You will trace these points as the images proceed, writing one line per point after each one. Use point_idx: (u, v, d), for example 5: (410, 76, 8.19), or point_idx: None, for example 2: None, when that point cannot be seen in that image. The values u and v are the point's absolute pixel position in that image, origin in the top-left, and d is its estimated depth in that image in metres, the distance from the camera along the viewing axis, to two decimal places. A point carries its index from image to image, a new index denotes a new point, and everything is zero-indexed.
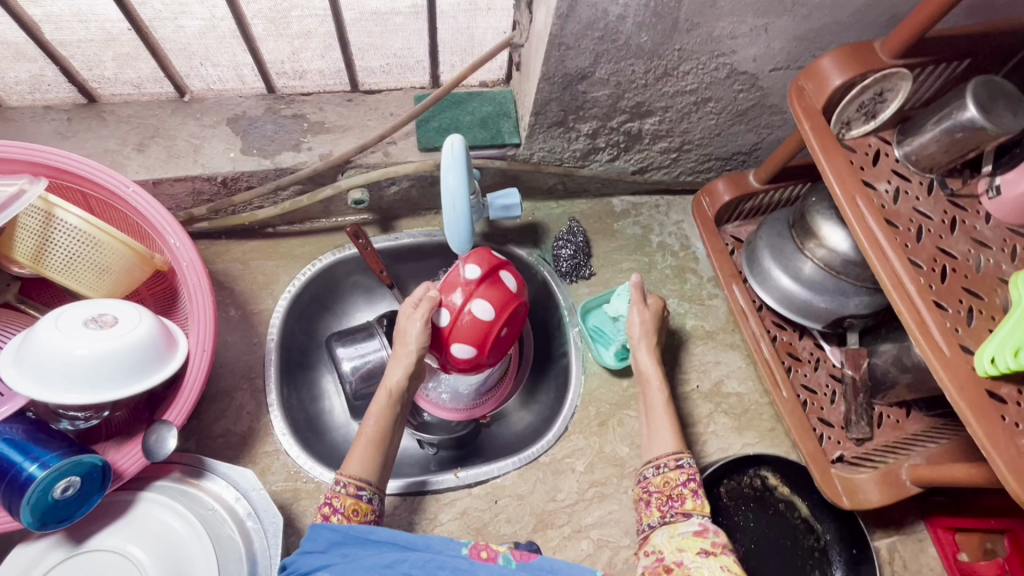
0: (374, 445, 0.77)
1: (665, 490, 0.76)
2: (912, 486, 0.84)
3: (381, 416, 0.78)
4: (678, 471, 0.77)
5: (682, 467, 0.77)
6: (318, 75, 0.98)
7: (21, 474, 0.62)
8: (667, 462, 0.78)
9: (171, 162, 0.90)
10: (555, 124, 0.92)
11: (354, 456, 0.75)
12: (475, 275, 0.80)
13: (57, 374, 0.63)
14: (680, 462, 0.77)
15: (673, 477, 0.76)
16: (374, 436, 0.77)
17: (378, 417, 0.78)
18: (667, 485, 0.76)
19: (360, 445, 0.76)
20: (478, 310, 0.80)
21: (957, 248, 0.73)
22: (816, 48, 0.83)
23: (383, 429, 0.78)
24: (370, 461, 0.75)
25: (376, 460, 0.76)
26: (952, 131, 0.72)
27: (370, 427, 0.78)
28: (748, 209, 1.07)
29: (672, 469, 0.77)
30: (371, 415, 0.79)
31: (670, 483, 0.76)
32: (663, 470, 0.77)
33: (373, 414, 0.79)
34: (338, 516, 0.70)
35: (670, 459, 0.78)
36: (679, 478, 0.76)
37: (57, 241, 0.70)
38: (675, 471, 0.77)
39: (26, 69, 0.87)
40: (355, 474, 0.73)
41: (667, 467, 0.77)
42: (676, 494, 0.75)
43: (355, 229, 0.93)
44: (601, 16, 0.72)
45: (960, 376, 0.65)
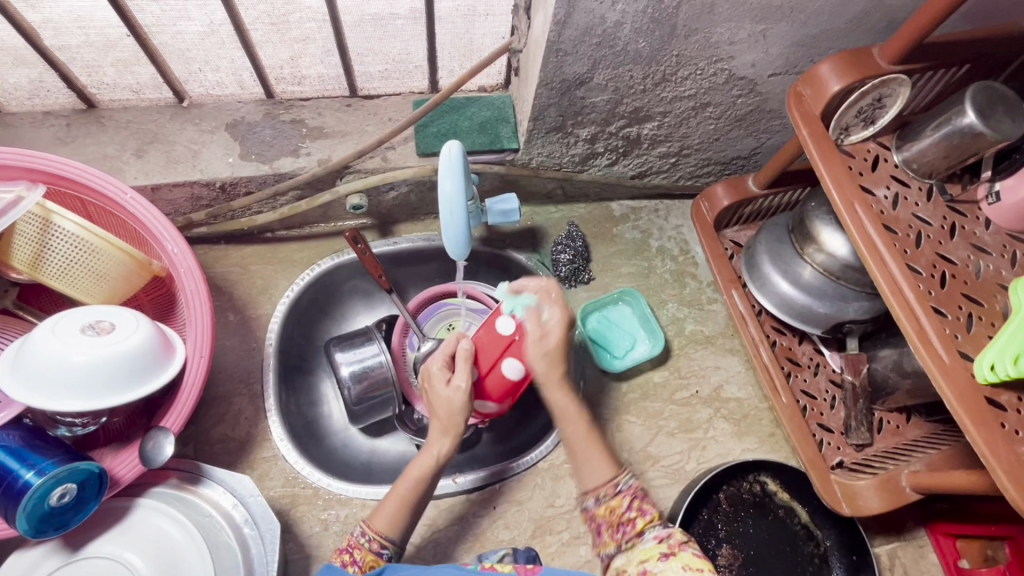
0: (407, 506, 0.75)
1: (612, 518, 0.71)
2: (912, 492, 0.83)
3: (421, 481, 0.75)
4: (620, 497, 0.71)
5: (621, 490, 0.72)
6: (317, 80, 0.98)
7: (17, 482, 0.62)
8: (606, 490, 0.72)
9: (170, 167, 0.90)
10: (553, 129, 0.92)
11: (383, 511, 0.74)
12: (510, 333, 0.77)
13: (53, 381, 0.63)
14: (617, 484, 0.73)
15: (616, 503, 0.71)
16: (411, 497, 0.75)
17: (417, 481, 0.75)
18: (613, 513, 0.71)
19: (392, 503, 0.74)
20: (507, 371, 0.78)
21: (956, 254, 0.73)
22: (815, 53, 0.83)
23: (421, 491, 0.75)
24: (400, 520, 0.74)
25: (404, 520, 0.74)
26: (951, 136, 0.72)
27: (408, 489, 0.75)
28: (748, 214, 1.07)
29: (612, 496, 0.72)
30: (410, 476, 0.75)
31: (615, 510, 0.71)
32: (605, 498, 0.72)
33: (411, 477, 0.76)
34: (355, 568, 0.70)
35: (608, 486, 0.73)
36: (622, 502, 0.71)
37: (55, 247, 0.70)
38: (616, 497, 0.71)
39: (25, 74, 0.87)
40: (382, 532, 0.73)
41: (608, 495, 0.72)
42: (624, 518, 0.70)
43: (354, 233, 0.94)
44: (598, 22, 0.72)
45: (960, 383, 0.64)
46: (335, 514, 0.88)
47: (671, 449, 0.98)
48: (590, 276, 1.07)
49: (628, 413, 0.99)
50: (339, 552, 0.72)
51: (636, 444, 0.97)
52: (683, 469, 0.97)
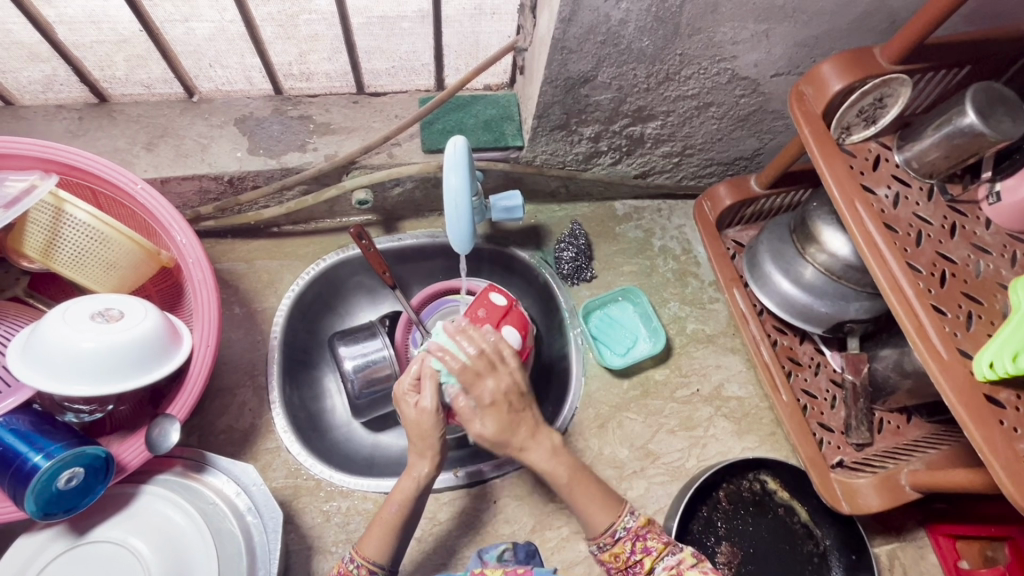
0: (394, 531, 0.74)
1: (619, 563, 0.73)
2: (912, 491, 0.84)
3: (404, 503, 0.75)
4: (621, 543, 0.72)
5: (622, 535, 0.73)
6: (324, 77, 1.00)
7: (26, 464, 0.63)
8: (605, 540, 0.73)
9: (178, 161, 0.91)
10: (557, 127, 0.93)
11: (371, 538, 0.74)
12: (466, 358, 0.72)
13: (62, 367, 0.64)
14: (615, 532, 0.73)
15: (619, 549, 0.72)
16: (395, 521, 0.74)
17: (401, 504, 0.75)
18: (618, 557, 0.73)
19: (376, 529, 0.74)
20: (466, 400, 0.72)
21: (956, 253, 0.74)
22: (816, 54, 0.84)
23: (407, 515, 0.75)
24: (389, 544, 0.74)
25: (392, 543, 0.74)
26: (951, 136, 0.73)
27: (393, 513, 0.74)
28: (749, 214, 1.08)
29: (614, 543, 0.73)
30: (393, 501, 0.75)
31: (620, 557, 0.72)
32: (606, 546, 0.73)
33: (395, 500, 0.75)
34: None
35: (607, 535, 0.73)
36: (625, 549, 0.72)
37: (67, 235, 0.71)
38: (617, 545, 0.72)
39: (39, 69, 0.89)
40: (371, 556, 0.73)
41: (609, 544, 0.73)
42: (630, 562, 0.72)
43: (360, 230, 0.93)
44: (603, 21, 0.73)
45: (958, 379, 0.64)
46: (336, 506, 0.89)
47: (671, 447, 0.98)
48: (593, 274, 1.08)
49: (628, 411, 1.00)
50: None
51: (636, 441, 0.98)
52: (683, 467, 0.97)
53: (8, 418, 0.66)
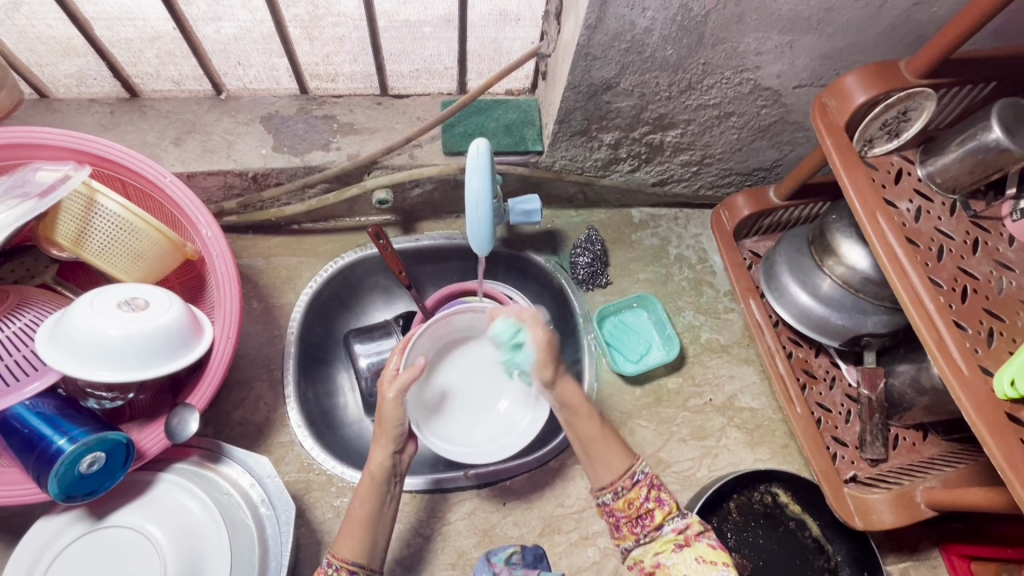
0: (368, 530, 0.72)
1: (631, 512, 0.73)
2: (927, 509, 0.83)
3: (367, 497, 0.74)
4: (637, 488, 0.73)
5: (638, 481, 0.74)
6: (349, 78, 1.01)
7: (51, 447, 0.64)
8: (623, 485, 0.73)
9: (205, 156, 0.93)
10: (578, 133, 0.94)
11: (346, 541, 0.71)
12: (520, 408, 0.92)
13: (88, 353, 0.65)
14: (633, 476, 0.74)
15: (633, 496, 0.73)
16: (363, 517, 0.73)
17: (365, 498, 0.74)
18: (631, 506, 0.73)
19: (348, 529, 0.72)
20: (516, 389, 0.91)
21: (978, 269, 0.73)
22: (841, 66, 0.84)
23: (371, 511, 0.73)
24: (361, 546, 0.71)
25: (368, 545, 0.72)
26: (975, 152, 0.72)
27: (357, 510, 0.73)
28: (768, 224, 1.08)
29: (630, 488, 0.73)
30: (357, 497, 0.74)
31: (634, 504, 0.73)
32: (622, 493, 0.73)
33: (357, 495, 0.74)
34: None
35: (625, 479, 0.74)
36: (639, 495, 0.73)
37: (96, 225, 0.73)
38: (633, 490, 0.73)
39: (75, 63, 0.92)
40: (349, 558, 0.70)
41: (625, 488, 0.73)
42: (642, 512, 0.72)
43: (377, 229, 0.96)
44: (628, 28, 0.74)
45: (978, 396, 0.64)
46: (346, 502, 0.89)
47: (682, 455, 0.98)
48: (608, 280, 1.08)
49: (640, 418, 0.99)
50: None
51: (647, 449, 0.97)
52: (694, 475, 0.97)
53: (33, 402, 0.67)
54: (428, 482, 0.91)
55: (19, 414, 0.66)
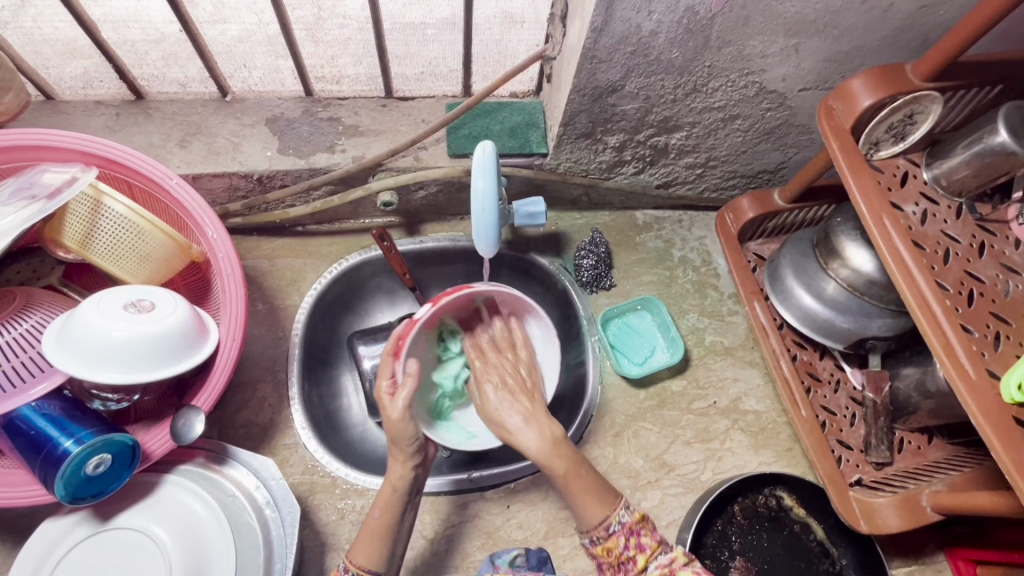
0: (385, 538, 0.72)
1: (611, 558, 0.68)
2: (934, 513, 0.82)
3: (388, 508, 0.73)
4: (615, 538, 0.68)
5: (615, 530, 0.68)
6: (354, 80, 1.01)
7: (57, 449, 0.64)
8: (599, 534, 0.68)
9: (210, 158, 0.93)
10: (583, 135, 0.94)
11: (363, 547, 0.71)
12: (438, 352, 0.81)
13: (94, 354, 0.65)
14: (609, 526, 0.68)
15: (612, 544, 0.68)
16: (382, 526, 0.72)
17: (385, 508, 0.73)
18: (611, 552, 0.68)
19: (365, 535, 0.72)
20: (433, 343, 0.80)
21: (984, 272, 0.73)
22: (846, 69, 0.84)
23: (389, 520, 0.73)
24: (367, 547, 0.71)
25: (387, 553, 0.72)
26: (982, 155, 0.72)
27: (376, 518, 0.73)
28: (772, 227, 1.07)
29: (607, 538, 0.68)
30: (376, 507, 0.74)
31: (613, 551, 0.68)
32: (600, 541, 0.69)
33: (378, 505, 0.74)
34: None
35: (600, 528, 0.68)
36: (618, 544, 0.67)
37: (103, 227, 0.73)
38: (611, 539, 0.68)
39: (80, 65, 0.92)
40: (365, 564, 0.69)
41: (603, 538, 0.68)
42: (624, 559, 0.67)
43: (382, 230, 0.95)
44: (634, 31, 0.74)
45: (985, 400, 0.64)
46: (351, 504, 0.89)
47: (687, 458, 0.98)
48: (612, 282, 1.08)
49: (645, 420, 0.99)
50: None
51: (652, 452, 0.97)
52: (698, 479, 0.97)
53: (40, 403, 0.68)
54: (445, 485, 0.91)
55: (25, 415, 0.66)
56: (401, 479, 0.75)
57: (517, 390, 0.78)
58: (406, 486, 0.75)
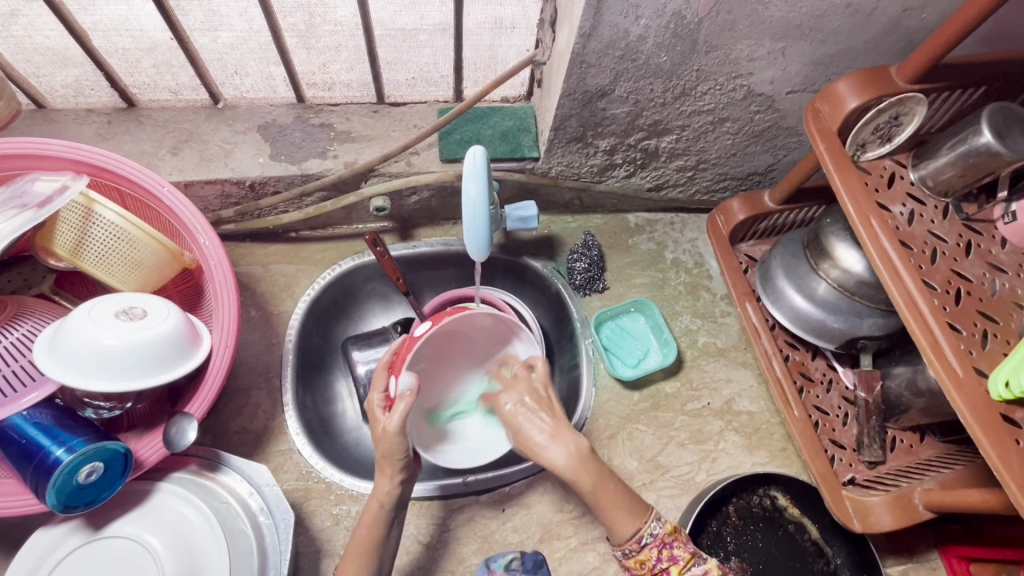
0: (371, 555, 0.72)
1: (645, 570, 0.68)
2: (925, 511, 0.83)
3: (375, 524, 0.73)
4: (647, 550, 0.67)
5: (648, 542, 0.67)
6: (346, 86, 1.01)
7: (49, 457, 0.64)
8: (631, 548, 0.67)
9: (203, 165, 0.93)
10: (573, 139, 0.94)
11: (350, 562, 0.72)
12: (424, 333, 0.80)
13: (85, 362, 0.65)
14: (642, 538, 0.67)
15: (644, 556, 0.67)
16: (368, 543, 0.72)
17: (372, 525, 0.73)
18: (644, 564, 0.68)
19: (352, 553, 0.72)
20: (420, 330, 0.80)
21: (972, 271, 0.74)
22: (833, 72, 0.85)
23: (376, 536, 0.72)
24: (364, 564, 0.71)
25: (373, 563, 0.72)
26: (966, 155, 0.73)
27: (363, 535, 0.72)
28: (763, 229, 1.08)
29: (639, 551, 0.67)
30: (365, 522, 0.73)
31: (646, 563, 0.68)
32: (632, 554, 0.68)
33: (365, 522, 0.73)
34: None
35: (633, 543, 0.67)
36: (651, 556, 0.67)
37: (95, 235, 0.73)
38: (643, 552, 0.67)
39: (71, 74, 0.92)
40: None
41: (635, 551, 0.67)
42: (657, 570, 0.67)
43: (374, 237, 0.94)
44: (622, 36, 0.74)
45: (973, 397, 0.64)
46: (346, 509, 0.89)
47: (680, 459, 0.98)
48: (605, 285, 1.08)
49: (639, 422, 1.00)
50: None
51: (646, 453, 0.98)
52: (692, 480, 0.97)
53: (32, 412, 0.68)
54: (436, 489, 0.91)
55: (17, 424, 0.66)
56: (389, 491, 0.73)
57: (544, 408, 0.72)
58: (393, 501, 0.73)
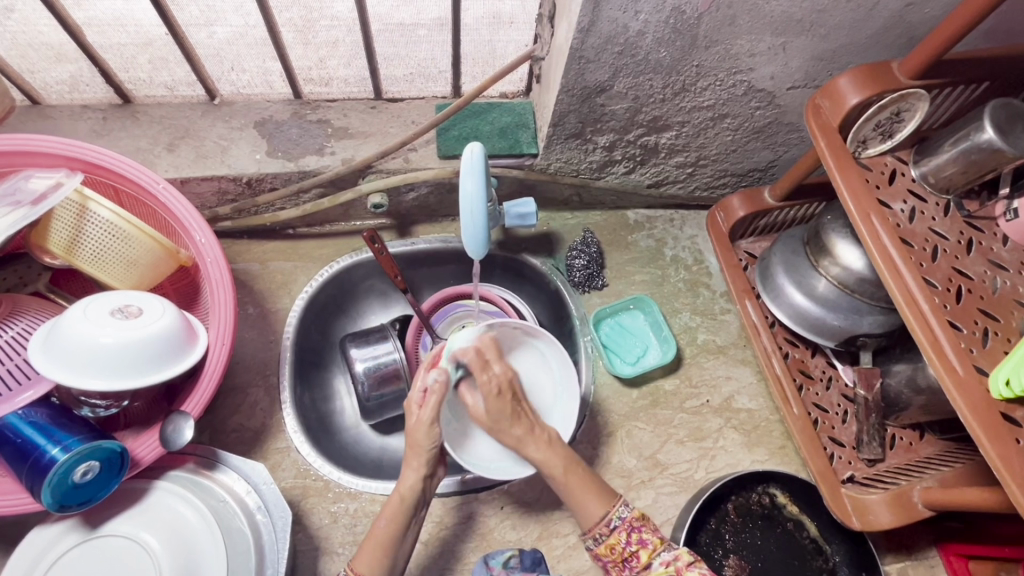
0: (384, 550, 0.72)
1: (615, 556, 0.72)
2: (924, 509, 0.83)
3: (393, 518, 0.73)
4: (616, 534, 0.72)
5: (616, 526, 0.72)
6: (343, 82, 1.01)
7: (44, 456, 0.64)
8: (601, 532, 0.72)
9: (199, 162, 0.93)
10: (572, 135, 0.94)
11: (365, 554, 0.71)
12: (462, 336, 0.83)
13: (80, 360, 0.65)
14: (610, 521, 0.72)
15: (614, 540, 0.72)
16: (384, 538, 0.72)
17: (391, 518, 0.73)
18: (614, 550, 0.72)
19: (369, 544, 0.71)
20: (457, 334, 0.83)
21: (973, 269, 0.73)
22: (834, 67, 0.84)
23: (394, 532, 0.72)
24: (383, 563, 0.71)
25: (387, 564, 0.71)
26: (968, 152, 0.73)
27: (382, 528, 0.72)
28: (764, 225, 1.08)
29: (610, 535, 0.72)
30: (382, 515, 0.73)
31: (616, 549, 0.72)
32: (602, 539, 0.72)
33: (384, 515, 0.73)
34: None
35: (602, 525, 0.72)
36: (621, 540, 0.71)
37: (90, 232, 0.73)
38: (613, 536, 0.72)
39: (65, 69, 0.91)
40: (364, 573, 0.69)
41: (605, 535, 0.72)
42: (627, 554, 0.72)
43: (372, 233, 0.93)
44: (621, 31, 0.74)
45: (973, 396, 0.64)
46: (344, 507, 0.89)
47: (679, 457, 0.98)
48: (604, 282, 1.08)
49: (638, 420, 0.99)
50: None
51: (645, 451, 0.97)
52: (691, 477, 0.97)
53: (27, 411, 0.67)
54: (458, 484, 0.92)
55: (12, 423, 0.66)
56: (409, 490, 0.75)
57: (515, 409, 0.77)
58: (414, 497, 0.75)
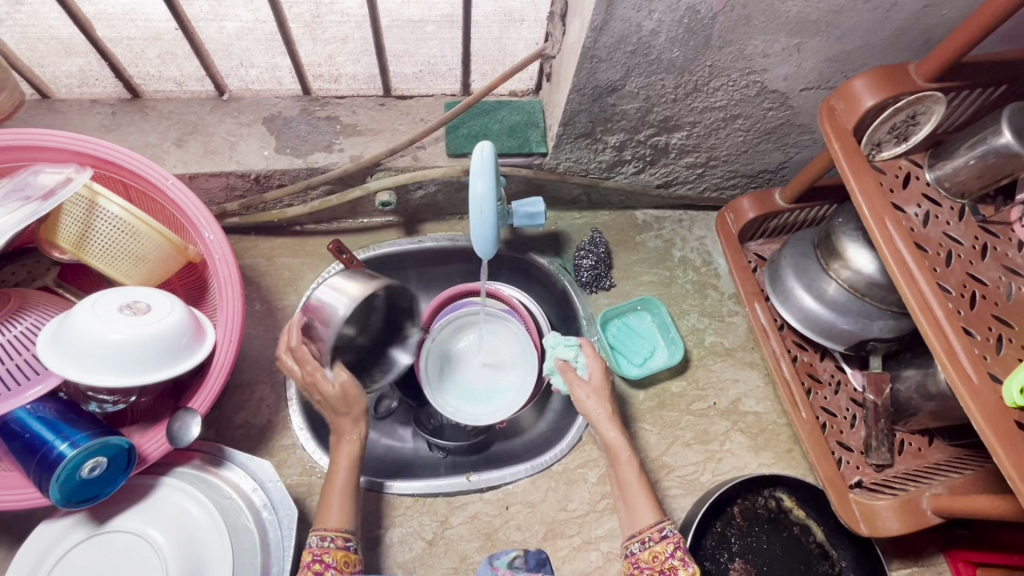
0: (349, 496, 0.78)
1: (655, 565, 0.74)
2: (934, 516, 0.81)
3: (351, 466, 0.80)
4: (665, 543, 0.75)
5: (666, 536, 0.75)
6: (352, 78, 1.00)
7: (51, 453, 0.64)
8: (650, 535, 0.76)
9: (207, 157, 0.92)
10: (582, 135, 0.93)
11: (331, 509, 0.76)
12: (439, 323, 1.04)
13: (89, 356, 0.65)
14: (662, 530, 0.76)
15: (660, 549, 0.75)
16: (347, 487, 0.79)
17: (348, 468, 0.80)
18: (656, 559, 0.74)
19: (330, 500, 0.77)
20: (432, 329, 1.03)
21: (987, 275, 0.72)
22: (849, 68, 0.83)
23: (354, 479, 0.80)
24: (347, 511, 0.77)
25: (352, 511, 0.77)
26: (985, 156, 0.72)
27: (342, 477, 0.79)
28: (774, 228, 1.07)
29: (657, 542, 0.75)
30: (342, 466, 0.80)
31: (659, 557, 0.74)
32: (648, 544, 0.76)
33: (343, 466, 0.80)
34: (331, 571, 0.71)
35: (653, 531, 0.76)
36: (666, 549, 0.74)
37: (99, 227, 0.73)
38: (660, 543, 0.75)
39: (75, 63, 0.91)
40: (338, 525, 0.75)
41: (653, 540, 0.75)
42: (666, 566, 0.74)
43: (337, 245, 0.87)
44: (634, 30, 0.73)
45: (988, 406, 0.63)
46: None
47: (686, 459, 0.97)
48: (612, 283, 1.07)
49: (644, 422, 0.99)
50: (305, 567, 0.71)
51: (652, 453, 0.97)
52: (698, 480, 0.96)
53: (35, 405, 0.67)
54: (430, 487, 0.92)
55: (20, 418, 0.66)
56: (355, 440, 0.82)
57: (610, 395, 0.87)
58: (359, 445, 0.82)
